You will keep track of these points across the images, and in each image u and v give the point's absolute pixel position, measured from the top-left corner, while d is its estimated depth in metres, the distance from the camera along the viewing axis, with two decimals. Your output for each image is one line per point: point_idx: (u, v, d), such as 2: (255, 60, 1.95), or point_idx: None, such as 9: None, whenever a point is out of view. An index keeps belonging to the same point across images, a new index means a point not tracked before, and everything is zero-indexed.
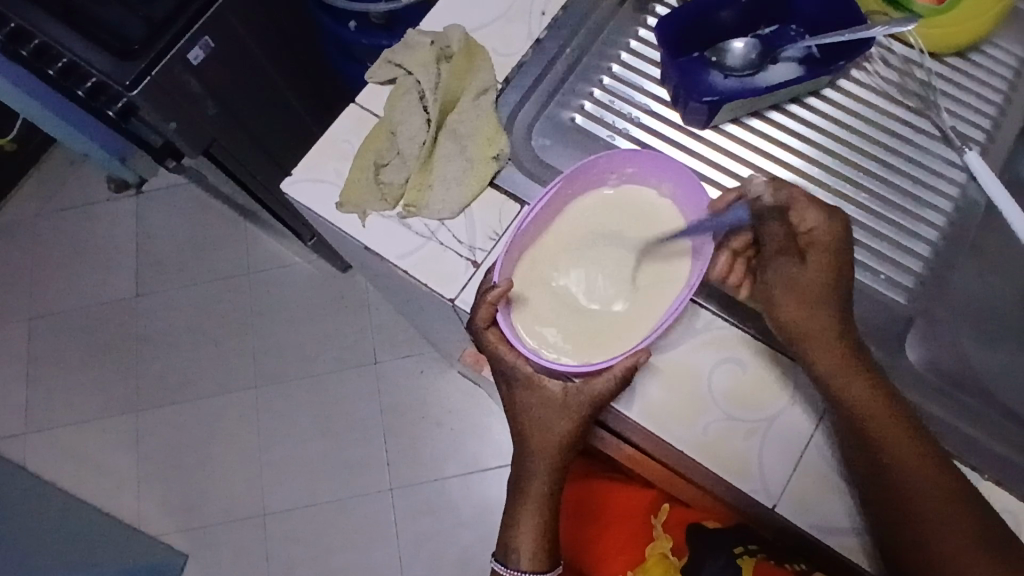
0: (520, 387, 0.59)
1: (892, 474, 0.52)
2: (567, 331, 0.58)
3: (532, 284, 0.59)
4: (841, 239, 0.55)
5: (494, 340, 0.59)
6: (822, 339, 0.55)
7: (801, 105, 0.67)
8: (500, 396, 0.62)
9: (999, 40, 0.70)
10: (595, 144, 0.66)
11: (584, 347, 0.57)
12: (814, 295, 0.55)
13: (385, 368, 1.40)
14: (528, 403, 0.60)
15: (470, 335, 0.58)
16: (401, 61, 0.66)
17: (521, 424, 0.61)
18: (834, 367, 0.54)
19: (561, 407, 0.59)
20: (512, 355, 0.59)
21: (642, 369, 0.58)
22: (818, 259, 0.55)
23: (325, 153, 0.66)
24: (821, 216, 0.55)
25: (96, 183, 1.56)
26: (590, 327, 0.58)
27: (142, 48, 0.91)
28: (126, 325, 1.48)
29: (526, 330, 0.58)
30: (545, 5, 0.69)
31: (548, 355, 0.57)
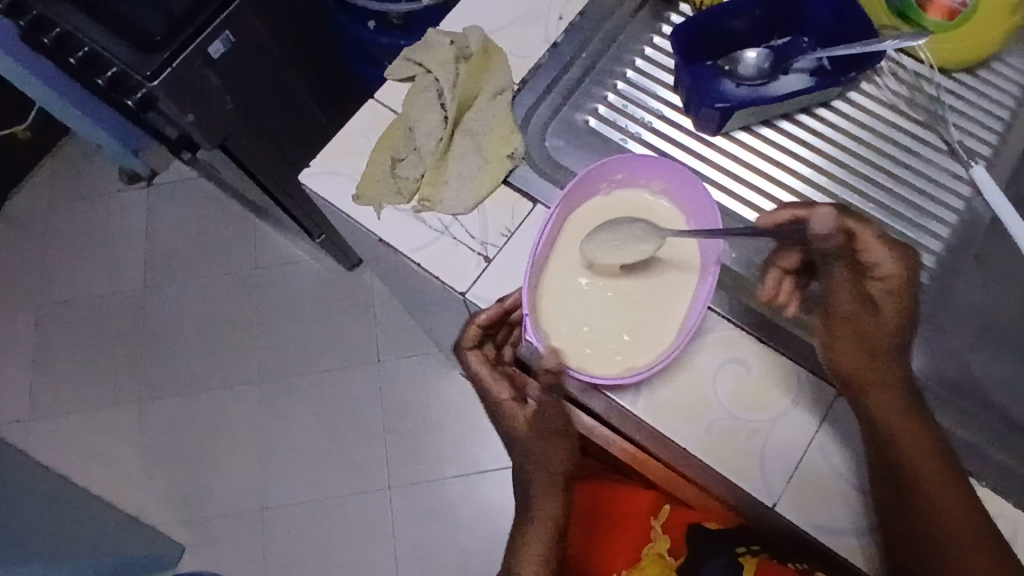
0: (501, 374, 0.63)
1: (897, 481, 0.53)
2: (605, 345, 0.59)
3: (558, 300, 0.60)
4: (909, 288, 0.56)
5: (479, 364, 0.64)
6: (888, 375, 0.55)
7: (812, 115, 0.68)
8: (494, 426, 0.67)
9: (1009, 58, 0.71)
10: (608, 146, 0.67)
11: (628, 355, 0.58)
12: (877, 334, 0.55)
13: (388, 368, 1.41)
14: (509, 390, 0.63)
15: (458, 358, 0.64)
16: (421, 59, 0.68)
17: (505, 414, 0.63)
18: (893, 419, 0.54)
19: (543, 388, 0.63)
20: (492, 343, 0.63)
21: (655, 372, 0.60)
22: (891, 302, 0.56)
23: (343, 147, 0.67)
24: (894, 257, 0.55)
25: (108, 176, 1.58)
26: (627, 332, 0.59)
27: (164, 40, 0.93)
28: (133, 316, 1.49)
29: (560, 350, 0.58)
30: (563, 10, 0.70)
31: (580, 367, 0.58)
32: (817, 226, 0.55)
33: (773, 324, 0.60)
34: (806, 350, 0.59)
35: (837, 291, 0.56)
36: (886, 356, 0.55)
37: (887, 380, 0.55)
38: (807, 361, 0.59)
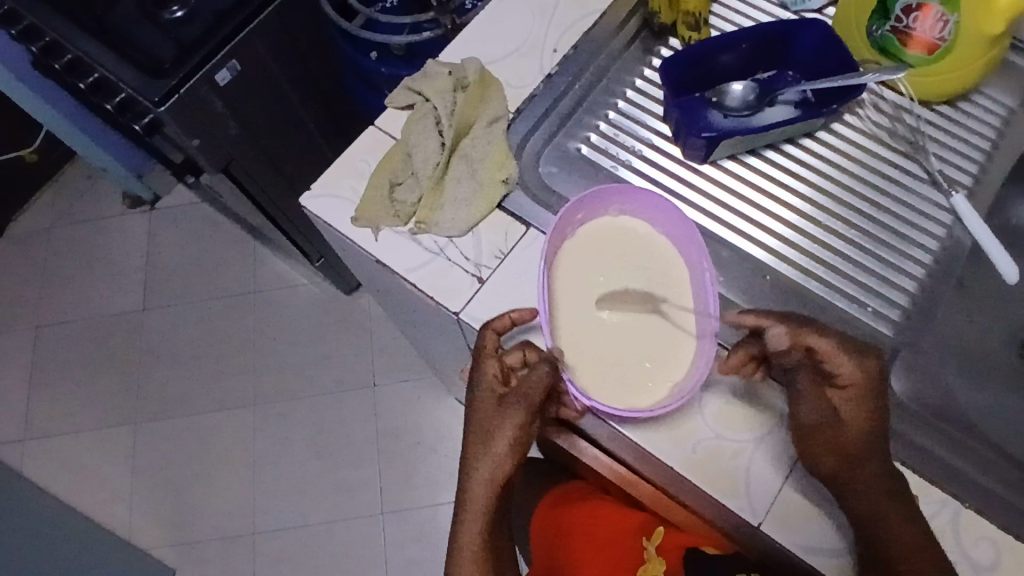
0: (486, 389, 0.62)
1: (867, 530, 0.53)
2: (632, 373, 0.60)
3: (579, 337, 0.61)
4: (871, 390, 0.55)
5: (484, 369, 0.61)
6: (871, 472, 0.54)
7: (796, 145, 0.71)
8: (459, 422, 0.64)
9: (988, 90, 0.74)
10: (599, 173, 0.70)
11: (659, 377, 0.60)
12: (848, 438, 0.55)
13: (383, 391, 1.42)
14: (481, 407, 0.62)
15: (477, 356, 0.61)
16: (420, 89, 0.70)
17: (469, 424, 0.62)
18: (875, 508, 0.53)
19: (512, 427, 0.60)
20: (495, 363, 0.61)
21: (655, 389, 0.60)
22: (855, 406, 0.55)
23: (343, 171, 0.69)
24: (857, 365, 0.55)
25: (111, 198, 1.60)
26: (648, 357, 0.60)
27: (172, 67, 0.96)
28: (130, 337, 1.50)
29: (593, 389, 0.59)
30: (557, 43, 0.73)
31: (629, 408, 0.59)
32: (776, 335, 0.56)
33: None
34: None
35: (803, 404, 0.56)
36: (863, 455, 0.55)
37: (866, 481, 0.54)
38: None
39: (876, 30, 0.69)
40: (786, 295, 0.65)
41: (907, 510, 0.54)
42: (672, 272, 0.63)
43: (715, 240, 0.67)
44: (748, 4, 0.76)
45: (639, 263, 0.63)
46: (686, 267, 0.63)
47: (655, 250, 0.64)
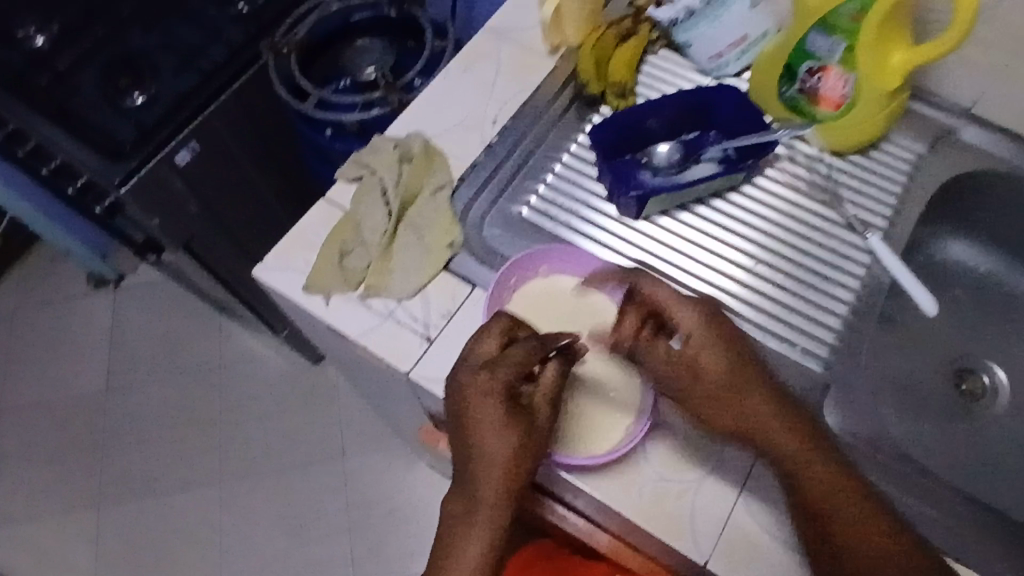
0: (496, 400, 0.57)
1: (820, 516, 0.56)
2: (597, 417, 0.63)
3: None
4: (721, 327, 0.62)
5: (499, 369, 0.57)
6: (755, 405, 0.59)
7: (722, 200, 0.75)
8: (462, 428, 0.58)
9: (895, 137, 0.79)
10: (540, 233, 0.74)
11: (622, 410, 0.63)
12: (722, 387, 0.60)
13: (352, 461, 1.40)
14: (489, 420, 0.57)
15: (496, 354, 0.58)
16: (368, 163, 0.74)
17: (479, 430, 0.57)
18: (820, 482, 0.57)
19: (529, 445, 0.57)
20: (511, 368, 0.58)
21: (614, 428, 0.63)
22: (713, 350, 0.61)
23: (295, 243, 0.72)
24: (692, 308, 0.62)
25: (76, 280, 1.61)
26: (611, 392, 0.64)
27: (132, 149, 1.01)
28: (94, 419, 1.48)
29: (565, 447, 0.62)
30: (496, 115, 0.79)
31: (603, 449, 0.62)
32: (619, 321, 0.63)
33: None
34: None
35: (669, 370, 0.61)
36: (762, 399, 0.60)
37: (773, 425, 0.59)
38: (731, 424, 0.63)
39: (787, 91, 0.77)
40: None
41: (800, 434, 0.59)
42: (608, 316, 0.66)
43: None
44: (671, 74, 0.83)
45: (583, 311, 0.67)
46: (620, 314, 0.66)
47: (591, 303, 0.67)
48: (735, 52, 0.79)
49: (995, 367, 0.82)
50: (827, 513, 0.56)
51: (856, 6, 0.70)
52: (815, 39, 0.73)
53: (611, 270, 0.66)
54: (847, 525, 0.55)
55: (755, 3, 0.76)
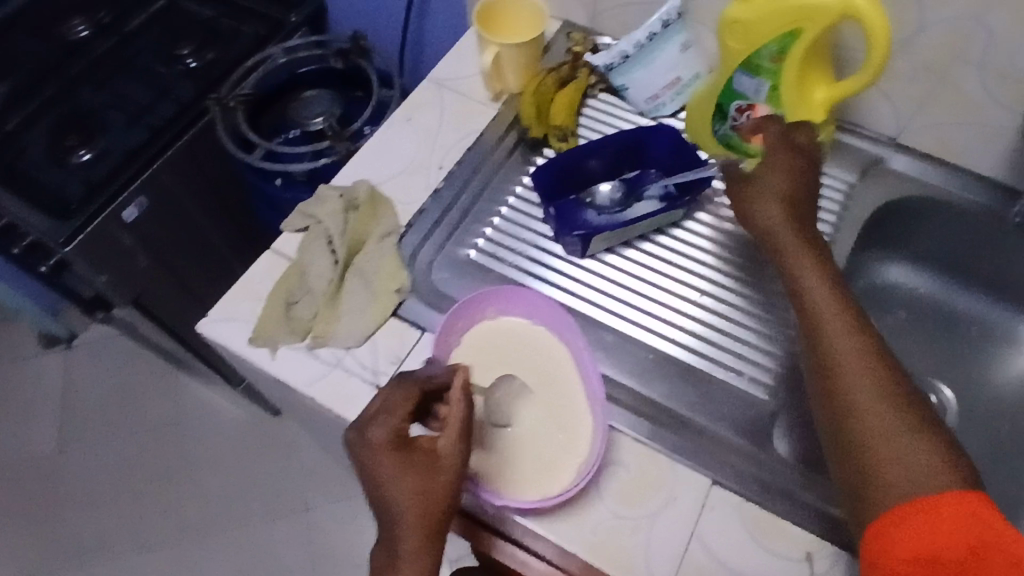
0: (392, 447, 0.56)
1: (831, 367, 0.59)
2: (548, 455, 0.62)
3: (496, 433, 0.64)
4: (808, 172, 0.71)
5: (387, 415, 0.58)
6: (804, 224, 0.68)
7: (666, 235, 0.77)
8: (367, 486, 0.57)
9: (828, 169, 0.83)
10: (489, 274, 0.75)
11: (571, 449, 0.62)
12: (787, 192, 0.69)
13: (316, 514, 1.36)
14: (386, 471, 0.56)
15: (383, 403, 0.58)
16: (313, 212, 0.75)
17: (381, 481, 0.56)
18: (842, 340, 0.59)
19: (432, 486, 0.55)
20: (400, 413, 0.58)
21: (564, 467, 0.62)
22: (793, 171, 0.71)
23: (240, 294, 0.71)
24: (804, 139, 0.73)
25: (25, 339, 1.56)
26: (560, 432, 0.63)
27: (78, 208, 0.98)
28: (43, 483, 1.42)
29: (517, 490, 0.61)
30: (442, 161, 0.80)
31: (553, 490, 0.61)
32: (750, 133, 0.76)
33: (649, 422, 0.65)
34: (680, 442, 0.64)
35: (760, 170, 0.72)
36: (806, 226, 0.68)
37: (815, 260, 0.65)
38: (682, 456, 0.63)
39: (720, 128, 0.80)
40: (669, 371, 0.69)
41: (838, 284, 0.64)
42: (556, 354, 0.67)
43: (601, 327, 0.72)
44: (611, 115, 0.86)
45: (529, 350, 0.67)
46: (568, 351, 0.67)
47: (538, 342, 0.67)
48: (670, 93, 0.83)
49: (941, 386, 0.86)
50: (841, 367, 0.58)
51: (775, 48, 0.71)
52: (741, 79, 0.75)
53: (556, 308, 0.67)
54: (856, 387, 0.57)
55: (686, 47, 0.80)
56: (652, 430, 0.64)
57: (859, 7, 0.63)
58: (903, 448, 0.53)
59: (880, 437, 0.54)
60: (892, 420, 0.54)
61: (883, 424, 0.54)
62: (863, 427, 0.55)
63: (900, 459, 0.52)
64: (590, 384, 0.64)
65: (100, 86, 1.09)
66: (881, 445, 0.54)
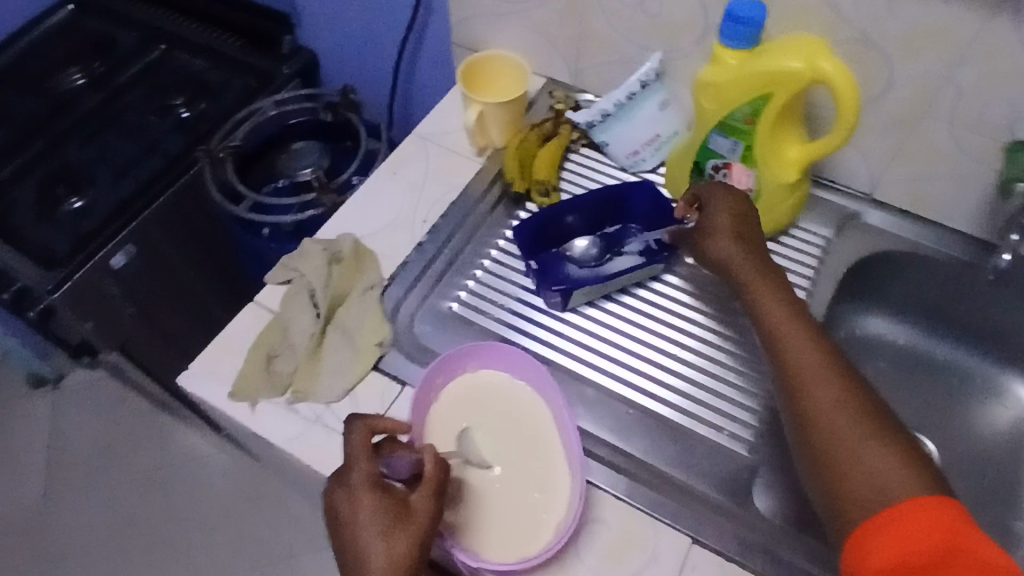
0: (363, 492, 0.56)
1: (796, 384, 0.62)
2: (526, 515, 0.62)
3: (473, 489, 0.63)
4: (744, 206, 0.72)
5: (358, 462, 0.58)
6: (757, 258, 0.70)
7: (646, 288, 0.79)
8: (338, 532, 0.56)
9: (805, 223, 0.85)
10: (471, 327, 0.75)
11: (550, 508, 0.62)
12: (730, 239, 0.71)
13: (301, 564, 1.34)
14: (356, 517, 0.56)
15: (354, 450, 0.58)
16: (297, 265, 0.76)
17: (352, 526, 0.55)
18: (802, 356, 0.62)
19: (403, 531, 0.55)
20: (371, 460, 0.58)
21: (543, 527, 0.61)
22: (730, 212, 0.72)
23: (223, 347, 0.72)
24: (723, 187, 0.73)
25: (11, 383, 1.55)
26: (537, 490, 0.63)
27: (65, 258, 0.98)
28: (21, 531, 1.39)
29: (495, 553, 0.60)
30: (426, 215, 0.81)
31: (532, 550, 0.60)
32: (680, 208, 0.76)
33: (628, 479, 0.64)
34: (659, 499, 0.63)
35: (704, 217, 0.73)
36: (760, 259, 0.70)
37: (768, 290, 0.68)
38: (662, 514, 0.63)
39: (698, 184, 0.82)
40: (649, 426, 0.69)
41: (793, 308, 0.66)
42: (535, 410, 0.67)
43: (582, 380, 0.72)
44: (593, 170, 0.88)
45: (508, 405, 0.67)
46: (547, 407, 0.67)
47: (518, 397, 0.68)
48: (650, 148, 0.85)
49: (924, 437, 0.86)
50: (806, 385, 0.61)
51: (748, 109, 0.73)
52: (717, 138, 0.77)
53: (536, 365, 0.67)
54: (822, 404, 0.59)
55: (664, 105, 0.83)
56: (632, 488, 0.64)
57: (826, 71, 0.66)
58: (866, 460, 0.56)
59: (849, 452, 0.57)
60: (860, 438, 0.57)
61: (850, 443, 0.57)
62: (834, 442, 0.58)
63: (873, 468, 0.55)
64: (570, 440, 0.64)
65: (93, 137, 1.11)
66: (853, 457, 0.57)
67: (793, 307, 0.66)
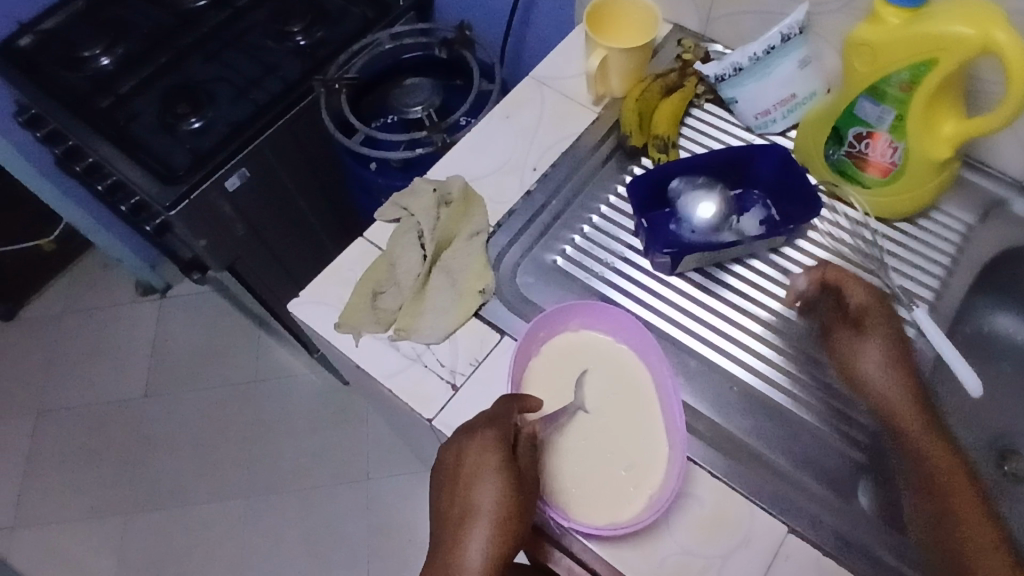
0: (491, 450, 0.58)
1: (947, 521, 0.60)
2: (614, 487, 0.61)
3: (562, 450, 0.63)
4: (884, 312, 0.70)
5: (493, 421, 0.59)
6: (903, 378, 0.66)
7: (763, 260, 0.74)
8: (455, 472, 0.58)
9: (945, 207, 0.76)
10: (573, 284, 0.73)
11: (641, 480, 0.61)
12: (869, 351, 0.67)
13: (377, 485, 1.41)
14: (478, 468, 0.57)
15: (493, 413, 0.60)
16: (407, 204, 0.75)
17: (469, 476, 0.58)
18: (955, 501, 0.61)
19: (513, 508, 0.56)
20: (504, 424, 0.59)
21: (634, 498, 0.60)
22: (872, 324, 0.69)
23: (331, 278, 0.73)
24: (865, 290, 0.70)
25: (125, 287, 1.67)
26: (629, 461, 0.62)
27: (185, 175, 1.02)
28: (131, 424, 1.52)
29: (582, 514, 0.60)
30: (536, 162, 0.79)
31: (619, 519, 0.60)
32: (801, 281, 0.71)
33: (726, 457, 0.63)
34: (756, 482, 0.61)
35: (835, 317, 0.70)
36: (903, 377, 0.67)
37: (914, 415, 0.65)
38: (757, 496, 0.61)
39: (833, 153, 0.75)
40: (751, 406, 0.66)
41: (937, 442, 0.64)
42: (635, 376, 0.66)
43: (685, 351, 0.69)
44: (716, 128, 0.83)
45: (607, 370, 0.66)
46: (649, 374, 0.65)
47: (618, 361, 0.66)
48: (783, 109, 0.78)
49: None
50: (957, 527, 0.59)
51: (907, 75, 0.65)
52: (864, 104, 0.70)
53: (641, 331, 0.65)
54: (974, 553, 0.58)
55: (804, 63, 0.75)
56: (730, 467, 0.62)
57: (1000, 43, 0.58)
58: None
59: None
60: None
61: None
62: None
63: None
64: (670, 412, 0.63)
65: (211, 60, 1.14)
66: None
67: (935, 438, 0.64)
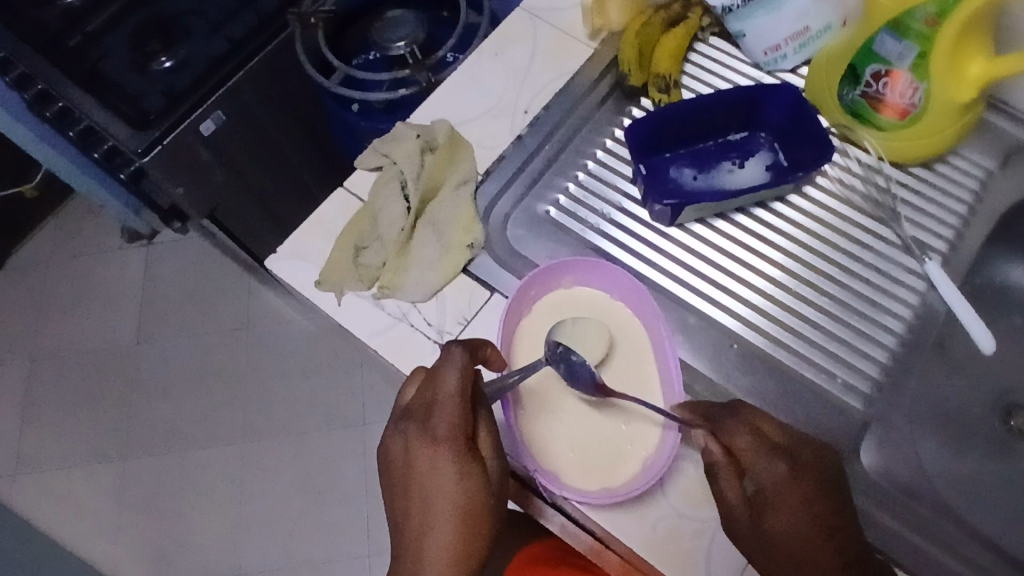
0: (448, 444, 0.54)
1: None
2: (610, 448, 0.59)
3: (553, 414, 0.60)
4: (796, 487, 0.51)
5: (444, 408, 0.55)
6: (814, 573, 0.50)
7: (767, 209, 0.70)
8: (409, 464, 0.55)
9: (965, 150, 0.71)
10: (567, 236, 0.69)
11: (636, 440, 0.59)
12: (763, 541, 0.51)
13: (371, 430, 1.40)
14: (438, 464, 0.54)
15: (441, 397, 0.55)
16: (388, 151, 0.70)
17: (426, 470, 0.54)
18: None
19: (479, 503, 0.53)
20: (457, 413, 0.55)
21: (631, 459, 0.59)
22: (777, 509, 0.51)
23: (310, 231, 0.69)
24: (769, 463, 0.52)
25: (110, 233, 1.62)
26: (624, 419, 0.60)
27: (156, 118, 0.97)
28: (123, 372, 1.50)
29: (576, 478, 0.58)
30: (528, 104, 0.73)
31: (617, 482, 0.58)
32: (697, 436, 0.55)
33: None
34: None
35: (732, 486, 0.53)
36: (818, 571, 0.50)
37: None
38: None
39: (847, 94, 0.69)
40: (753, 364, 0.64)
41: None
42: (631, 331, 0.63)
43: (685, 307, 0.66)
44: (721, 65, 0.77)
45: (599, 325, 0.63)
46: (645, 330, 0.62)
47: (611, 315, 0.63)
48: (795, 44, 0.72)
49: None
50: None
51: None
52: (885, 40, 0.64)
53: (635, 284, 0.62)
54: None
55: None
56: None
57: None
58: None
59: None
60: None
61: None
62: None
63: None
64: (666, 367, 0.60)
65: None
66: None
67: None
